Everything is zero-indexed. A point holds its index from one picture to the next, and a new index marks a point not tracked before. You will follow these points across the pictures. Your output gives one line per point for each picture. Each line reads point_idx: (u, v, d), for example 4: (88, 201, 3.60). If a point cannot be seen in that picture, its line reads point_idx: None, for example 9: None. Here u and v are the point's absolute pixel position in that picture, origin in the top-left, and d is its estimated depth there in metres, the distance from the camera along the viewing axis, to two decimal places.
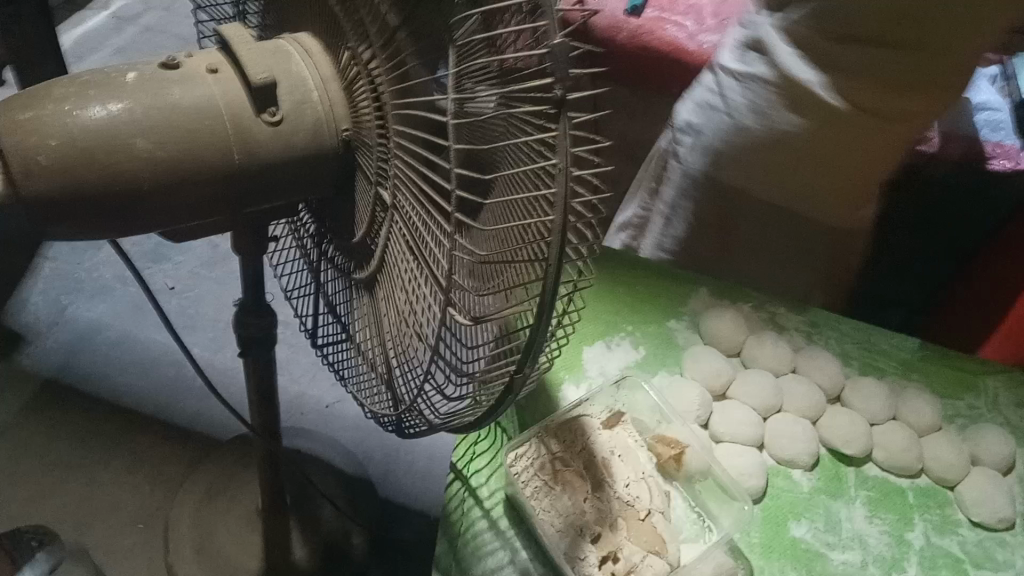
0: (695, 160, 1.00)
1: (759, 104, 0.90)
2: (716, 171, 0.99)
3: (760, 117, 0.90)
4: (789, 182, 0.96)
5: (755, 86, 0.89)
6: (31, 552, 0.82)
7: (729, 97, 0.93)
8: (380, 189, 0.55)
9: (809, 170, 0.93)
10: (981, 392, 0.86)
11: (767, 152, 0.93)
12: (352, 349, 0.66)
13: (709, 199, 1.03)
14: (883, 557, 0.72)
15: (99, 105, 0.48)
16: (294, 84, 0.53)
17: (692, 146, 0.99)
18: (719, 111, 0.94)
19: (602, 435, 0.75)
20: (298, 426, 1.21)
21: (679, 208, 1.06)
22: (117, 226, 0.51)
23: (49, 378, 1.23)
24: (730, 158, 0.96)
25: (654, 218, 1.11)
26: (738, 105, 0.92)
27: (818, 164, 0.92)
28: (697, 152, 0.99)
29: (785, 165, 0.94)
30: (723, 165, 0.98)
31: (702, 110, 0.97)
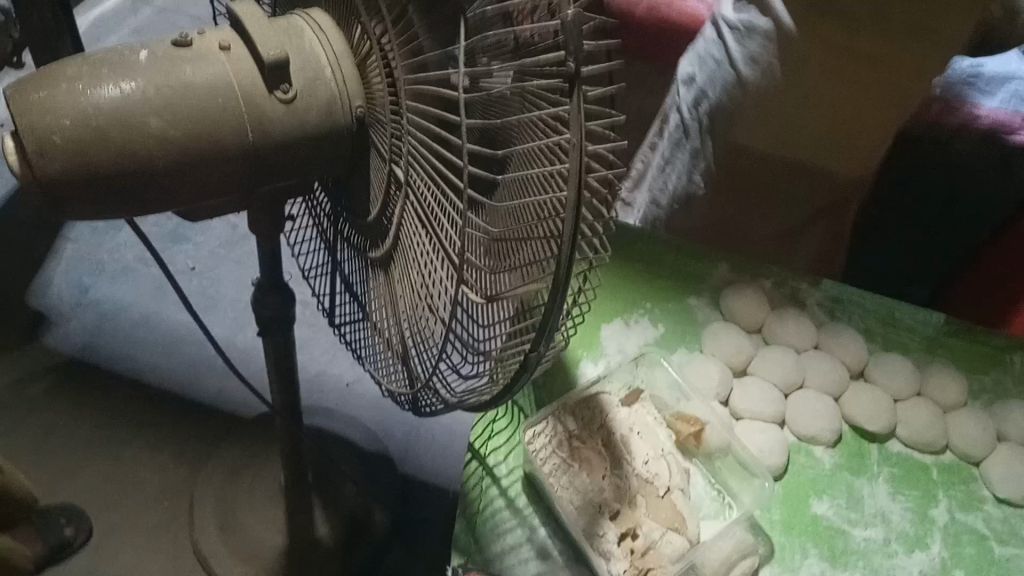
0: (690, 114, 0.99)
1: (758, 54, 0.90)
2: (721, 132, 0.98)
3: (758, 69, 0.91)
4: (790, 129, 0.97)
5: (753, 37, 0.90)
6: (60, 527, 1.04)
7: (728, 48, 0.92)
8: (394, 167, 0.54)
9: (807, 115, 0.95)
10: (1008, 367, 0.84)
11: (768, 105, 0.94)
12: (369, 328, 0.66)
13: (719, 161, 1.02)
14: (906, 534, 0.71)
15: (112, 84, 0.48)
16: (307, 60, 0.52)
17: (689, 97, 0.99)
18: (718, 63, 0.94)
19: (620, 413, 0.74)
20: (319, 405, 1.22)
21: (672, 163, 1.03)
22: (131, 206, 0.51)
23: (73, 358, 1.24)
24: (729, 115, 0.96)
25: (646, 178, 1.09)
26: (735, 56, 0.92)
27: (813, 108, 0.94)
28: (692, 106, 0.98)
29: (787, 117, 0.95)
30: (722, 123, 0.97)
31: (703, 63, 0.96)
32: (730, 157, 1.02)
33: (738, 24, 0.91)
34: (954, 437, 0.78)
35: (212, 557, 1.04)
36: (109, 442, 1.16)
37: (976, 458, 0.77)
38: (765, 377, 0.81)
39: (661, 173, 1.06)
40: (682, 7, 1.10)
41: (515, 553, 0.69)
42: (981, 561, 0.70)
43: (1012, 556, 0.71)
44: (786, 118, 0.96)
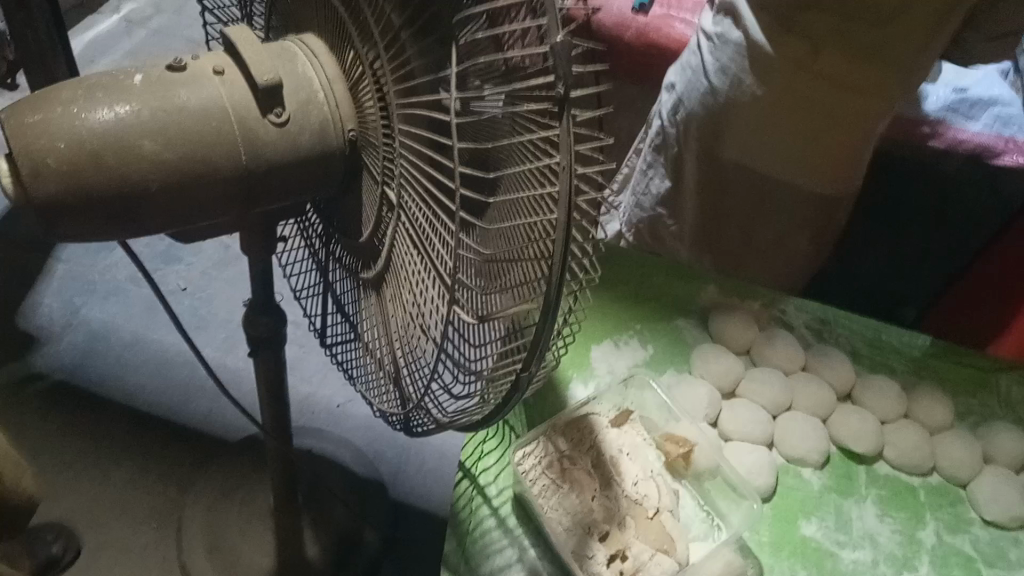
0: (670, 120, 1.03)
1: (727, 66, 0.93)
2: (702, 142, 1.02)
3: (729, 79, 0.94)
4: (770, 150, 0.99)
5: (725, 48, 0.93)
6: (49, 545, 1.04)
7: (704, 58, 0.96)
8: (386, 189, 0.55)
9: (788, 136, 0.96)
10: (994, 389, 0.85)
11: (750, 121, 0.96)
12: (361, 348, 0.66)
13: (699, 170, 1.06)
14: (894, 556, 0.72)
15: (107, 107, 0.48)
16: (300, 84, 0.53)
17: (669, 104, 1.02)
18: (695, 71, 0.97)
19: (610, 434, 0.74)
20: (309, 425, 1.21)
21: (656, 164, 1.09)
22: (125, 228, 0.51)
23: (62, 377, 1.24)
24: (709, 125, 0.99)
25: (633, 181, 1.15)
26: (708, 66, 0.95)
27: (790, 126, 0.95)
28: (673, 112, 1.02)
29: (770, 137, 0.97)
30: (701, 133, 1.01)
31: (682, 71, 0.99)
32: (714, 171, 1.06)
33: (713, 34, 0.94)
34: (941, 459, 0.78)
35: None
36: (97, 462, 1.15)
37: (963, 480, 0.77)
38: (754, 399, 0.82)
39: (644, 171, 1.11)
40: (671, 33, 1.11)
41: (505, 574, 0.69)
42: None
43: None
44: (770, 137, 0.97)
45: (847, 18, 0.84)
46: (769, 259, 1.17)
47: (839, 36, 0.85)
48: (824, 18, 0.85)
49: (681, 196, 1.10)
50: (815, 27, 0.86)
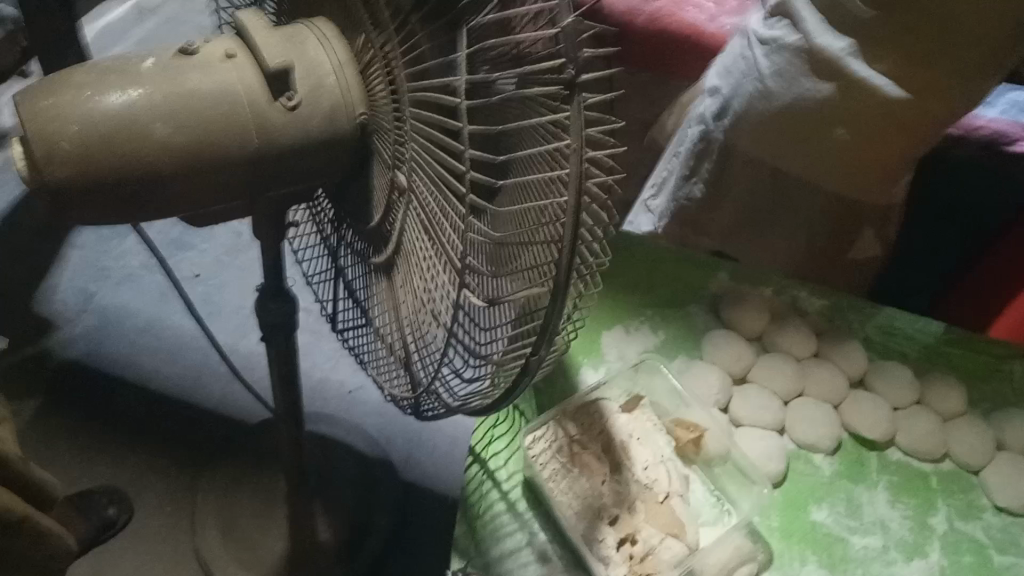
0: (715, 121, 0.99)
1: (783, 69, 0.90)
2: (742, 140, 0.98)
3: (785, 82, 0.90)
4: (808, 155, 0.95)
5: (780, 53, 0.90)
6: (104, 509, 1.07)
7: (755, 60, 0.92)
8: (396, 173, 0.54)
9: (827, 144, 0.92)
10: (1007, 376, 0.84)
11: (792, 122, 0.92)
12: (371, 333, 0.67)
13: (731, 166, 1.02)
14: (905, 541, 0.72)
15: (120, 91, 0.49)
16: (308, 68, 0.53)
17: (714, 107, 0.99)
18: (746, 74, 0.94)
19: (620, 419, 0.75)
20: (321, 411, 1.22)
21: (697, 168, 1.04)
22: (137, 210, 0.52)
23: (77, 364, 1.25)
24: (756, 128, 0.95)
25: (670, 180, 1.09)
26: (762, 69, 0.91)
27: (840, 136, 0.90)
28: (719, 114, 0.98)
29: (806, 141, 0.93)
30: (749, 136, 0.96)
31: (730, 74, 0.97)
32: (749, 168, 1.01)
33: (766, 39, 0.91)
34: (954, 446, 0.78)
35: (214, 563, 1.05)
36: (112, 447, 1.16)
37: (974, 466, 0.77)
38: (764, 385, 0.82)
39: (685, 177, 1.06)
40: (683, 19, 1.11)
41: (515, 556, 0.69)
42: (981, 570, 0.70)
43: (1011, 564, 0.71)
44: (806, 143, 0.93)
45: (919, 22, 0.80)
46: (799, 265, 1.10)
47: (905, 41, 0.81)
48: (894, 19, 0.81)
49: (712, 190, 1.05)
50: (884, 30, 0.82)
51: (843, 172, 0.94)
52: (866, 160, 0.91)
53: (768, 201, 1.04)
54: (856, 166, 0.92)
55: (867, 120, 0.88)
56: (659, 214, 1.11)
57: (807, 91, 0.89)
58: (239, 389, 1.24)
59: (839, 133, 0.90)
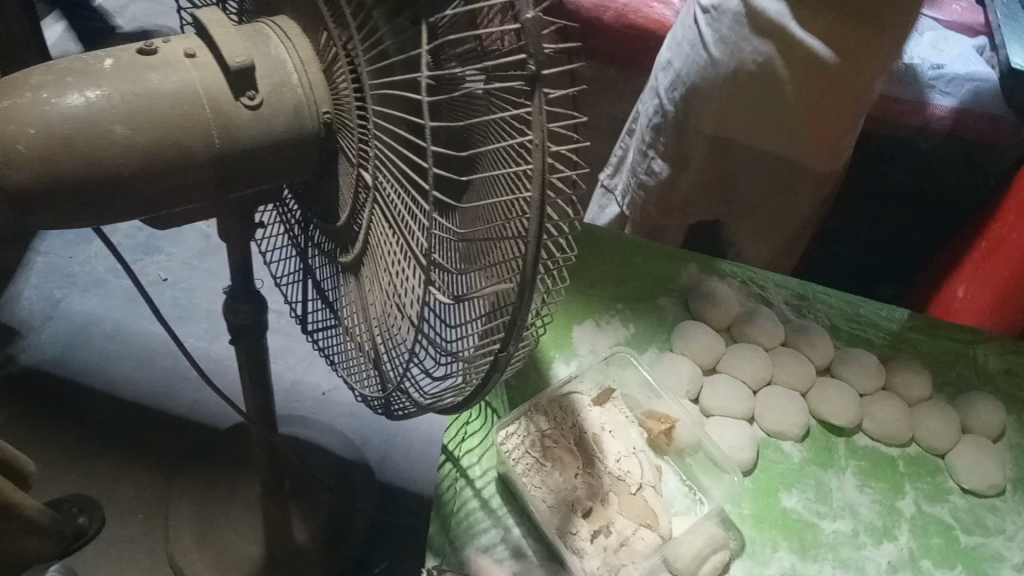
0: (666, 96, 0.99)
1: (727, 36, 0.90)
2: (695, 116, 0.97)
3: (728, 49, 0.91)
4: (752, 125, 0.95)
5: (722, 18, 0.90)
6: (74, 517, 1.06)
7: (701, 30, 0.92)
8: (361, 171, 0.54)
9: (775, 114, 0.93)
10: (970, 360, 0.86)
11: (738, 92, 0.93)
12: (341, 332, 0.67)
13: (679, 145, 1.02)
14: (874, 525, 0.73)
15: (78, 92, 0.48)
16: (273, 67, 0.53)
17: (667, 81, 0.99)
18: (693, 44, 0.94)
19: (592, 412, 0.75)
20: (295, 413, 1.21)
21: (654, 145, 1.04)
22: (98, 213, 0.51)
23: (44, 371, 1.23)
24: (707, 99, 0.95)
25: (629, 161, 1.10)
26: (707, 37, 0.92)
27: (782, 105, 0.91)
28: (670, 87, 0.98)
29: (753, 111, 0.94)
30: (701, 109, 0.96)
31: (678, 48, 0.97)
32: (706, 148, 1.01)
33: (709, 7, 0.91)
34: (920, 431, 0.79)
35: (188, 569, 1.04)
36: (83, 455, 1.15)
37: (941, 451, 0.78)
38: (735, 374, 0.82)
39: (643, 153, 1.06)
40: (649, 16, 1.11)
41: (490, 553, 0.69)
42: (948, 551, 0.72)
43: (977, 544, 0.72)
44: (753, 113, 0.94)
45: None
46: (756, 241, 1.12)
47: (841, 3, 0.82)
48: None
49: (675, 170, 1.04)
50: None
51: (788, 140, 0.95)
52: (809, 126, 0.92)
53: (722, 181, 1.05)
54: (801, 134, 0.94)
55: (806, 86, 0.89)
56: (622, 193, 1.13)
57: (748, 53, 0.89)
58: (209, 393, 1.23)
59: (782, 101, 0.91)
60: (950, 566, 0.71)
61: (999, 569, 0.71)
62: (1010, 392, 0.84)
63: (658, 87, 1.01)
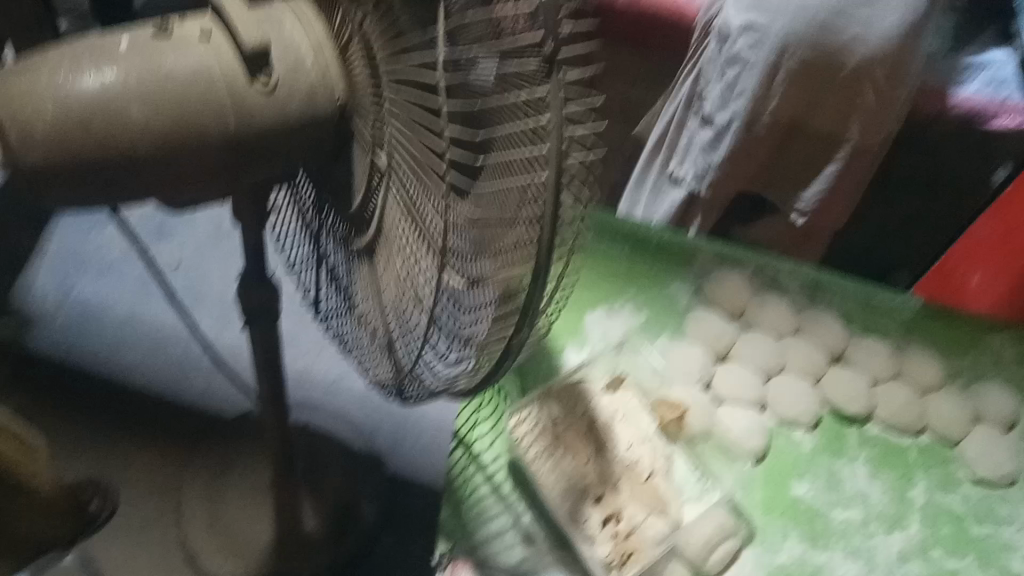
0: (748, 59, 0.94)
1: None
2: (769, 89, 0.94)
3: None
4: (818, 102, 0.95)
5: None
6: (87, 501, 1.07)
7: None
8: (376, 156, 0.55)
9: (844, 88, 0.94)
10: (984, 350, 0.85)
11: (812, 62, 0.92)
12: (354, 318, 0.67)
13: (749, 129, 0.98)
14: (885, 514, 0.73)
15: (93, 74, 0.48)
16: (287, 49, 0.52)
17: (746, 43, 0.94)
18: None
19: (603, 399, 0.75)
20: (305, 400, 1.21)
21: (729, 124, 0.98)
22: (113, 191, 0.51)
23: (57, 357, 1.24)
24: (792, 70, 0.93)
25: (691, 145, 1.03)
26: None
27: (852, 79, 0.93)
28: (754, 47, 0.93)
29: (828, 84, 0.94)
30: (780, 82, 0.94)
31: (761, 6, 0.92)
32: (766, 131, 0.98)
33: None
34: (932, 419, 0.79)
35: (199, 553, 1.05)
36: (95, 440, 1.15)
37: (952, 440, 0.78)
38: (747, 362, 0.82)
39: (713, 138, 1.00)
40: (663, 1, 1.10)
41: (500, 539, 0.69)
42: (958, 540, 0.72)
43: (988, 534, 0.72)
44: (825, 86, 0.94)
45: None
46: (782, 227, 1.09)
47: None
48: None
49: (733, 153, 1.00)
50: None
51: (846, 120, 0.97)
52: (869, 101, 0.95)
53: (770, 165, 1.03)
54: (859, 112, 0.96)
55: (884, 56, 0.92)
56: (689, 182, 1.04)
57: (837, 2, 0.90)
58: (221, 378, 1.24)
59: (854, 77, 0.93)
60: (961, 555, 0.71)
61: (1011, 559, 0.71)
62: None
63: (728, 54, 0.96)
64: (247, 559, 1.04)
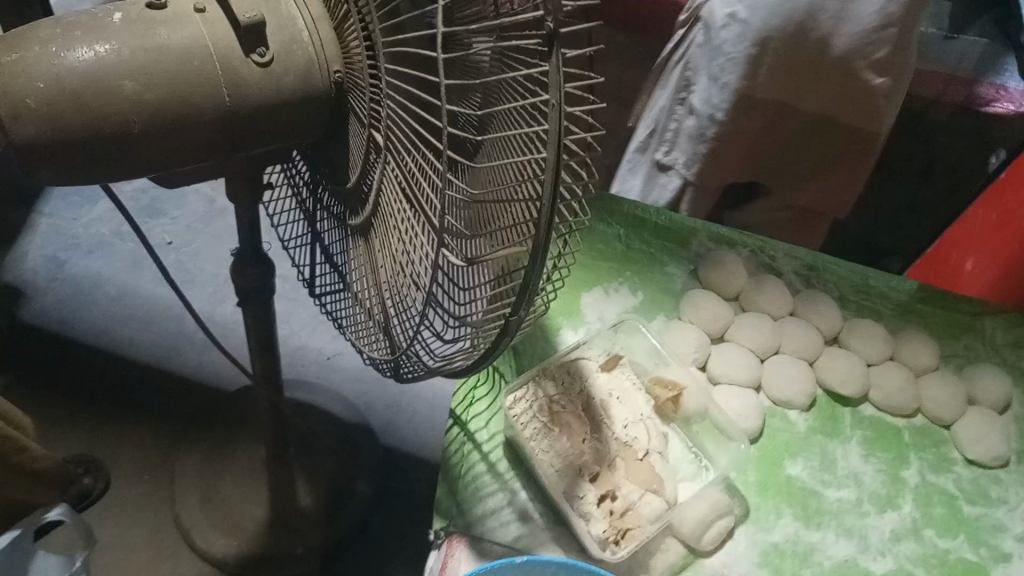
0: (732, 48, 0.91)
1: None
2: (754, 78, 0.93)
3: None
4: (807, 86, 0.93)
5: None
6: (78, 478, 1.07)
7: None
8: (372, 132, 0.53)
9: (834, 74, 0.91)
10: (978, 333, 0.86)
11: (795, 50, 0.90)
12: (350, 297, 0.66)
13: (742, 112, 0.96)
14: (878, 494, 0.73)
15: (85, 46, 0.47)
16: (283, 24, 0.52)
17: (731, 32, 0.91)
18: None
19: (599, 378, 0.75)
20: (300, 377, 1.21)
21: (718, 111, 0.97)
22: (106, 169, 0.50)
23: (49, 333, 1.23)
24: (778, 52, 0.90)
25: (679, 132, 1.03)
26: None
27: (841, 66, 0.90)
28: (738, 39, 0.90)
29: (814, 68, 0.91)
30: (766, 65, 0.91)
31: None
32: (759, 111, 0.97)
33: None
34: (926, 401, 0.79)
35: (193, 530, 1.05)
36: (89, 417, 1.15)
37: (946, 422, 0.79)
38: (743, 343, 0.82)
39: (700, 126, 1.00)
40: None
41: (495, 517, 0.69)
42: (951, 520, 0.72)
43: (980, 514, 0.73)
44: (812, 69, 0.91)
45: None
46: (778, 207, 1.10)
47: None
48: None
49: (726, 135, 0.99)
50: None
51: (837, 104, 0.94)
52: (860, 88, 0.92)
53: (767, 145, 1.02)
54: (850, 97, 0.93)
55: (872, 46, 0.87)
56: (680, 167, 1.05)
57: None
58: (216, 355, 1.24)
59: (841, 64, 0.89)
60: (953, 535, 0.71)
61: (1001, 538, 0.72)
62: (1017, 365, 0.84)
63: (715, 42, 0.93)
64: (243, 538, 1.04)
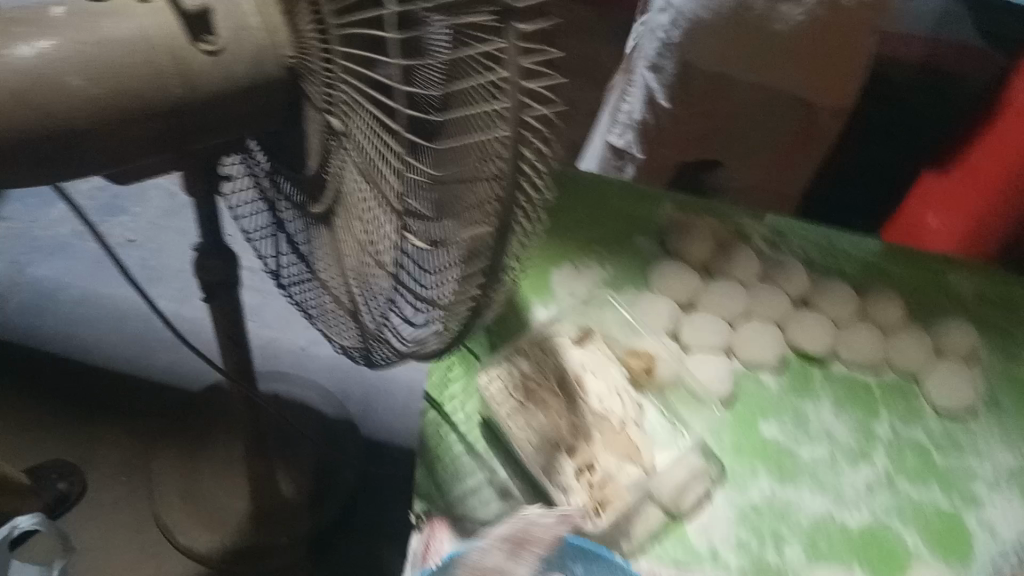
0: (668, 36, 0.93)
1: None
2: (692, 59, 0.93)
3: None
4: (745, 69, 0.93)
5: None
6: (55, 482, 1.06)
7: None
8: (330, 116, 0.53)
9: (773, 56, 0.90)
10: (943, 287, 0.87)
11: (737, 34, 0.89)
12: (317, 285, 0.66)
13: (682, 91, 0.98)
14: (850, 449, 0.75)
15: (25, 44, 0.46)
16: (229, 8, 0.50)
17: (668, 20, 0.92)
18: None
19: (573, 352, 0.74)
20: (274, 369, 1.20)
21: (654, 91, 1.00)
22: (58, 167, 0.49)
23: (14, 338, 1.21)
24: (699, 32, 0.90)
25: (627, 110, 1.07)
26: None
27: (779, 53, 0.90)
28: (672, 26, 0.92)
29: (751, 50, 0.90)
30: (695, 41, 0.91)
31: None
32: (698, 87, 0.97)
33: None
34: (894, 357, 0.81)
35: (174, 529, 1.04)
36: (62, 421, 1.14)
37: (915, 375, 0.80)
38: (713, 311, 0.83)
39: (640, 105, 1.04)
40: None
41: (476, 495, 0.70)
42: (922, 470, 0.74)
43: (950, 463, 0.75)
44: (752, 49, 0.90)
45: None
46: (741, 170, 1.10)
47: None
48: None
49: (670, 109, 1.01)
50: None
51: (778, 87, 0.95)
52: (796, 74, 0.92)
53: (715, 119, 1.02)
54: (787, 81, 0.93)
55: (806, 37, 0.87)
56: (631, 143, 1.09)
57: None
58: (180, 354, 1.22)
59: (777, 51, 0.89)
60: (924, 484, 0.73)
61: (971, 484, 0.73)
62: (982, 315, 0.86)
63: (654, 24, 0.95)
64: (222, 531, 1.04)
